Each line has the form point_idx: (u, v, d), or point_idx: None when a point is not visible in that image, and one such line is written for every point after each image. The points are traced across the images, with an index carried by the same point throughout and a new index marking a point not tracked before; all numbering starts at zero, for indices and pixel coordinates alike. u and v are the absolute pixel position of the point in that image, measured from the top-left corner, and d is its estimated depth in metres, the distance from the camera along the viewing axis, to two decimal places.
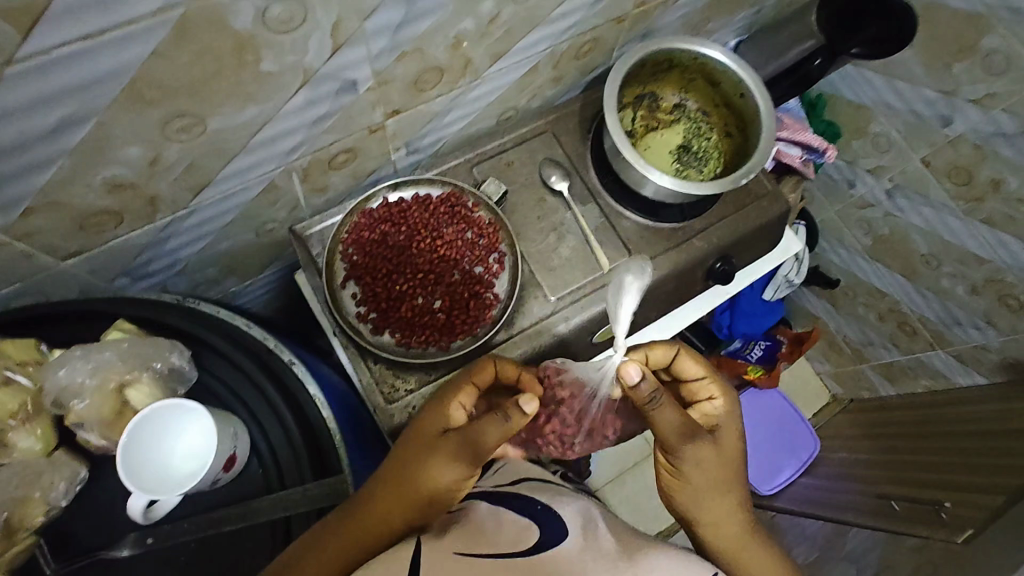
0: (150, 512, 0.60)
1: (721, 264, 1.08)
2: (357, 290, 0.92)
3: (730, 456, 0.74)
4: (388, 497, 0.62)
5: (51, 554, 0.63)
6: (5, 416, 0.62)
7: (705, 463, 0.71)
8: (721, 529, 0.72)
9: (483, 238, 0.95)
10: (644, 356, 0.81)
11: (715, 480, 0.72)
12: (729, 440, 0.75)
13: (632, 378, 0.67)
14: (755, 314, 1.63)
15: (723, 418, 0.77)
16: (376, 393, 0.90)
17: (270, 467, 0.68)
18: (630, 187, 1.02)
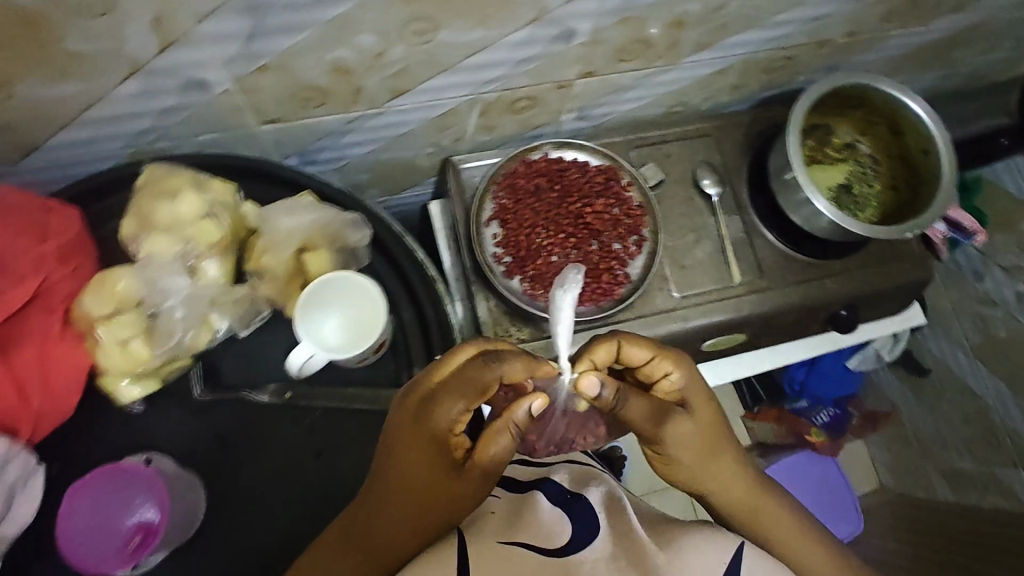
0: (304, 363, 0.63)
1: (846, 312, 1.05)
2: (499, 232, 0.94)
3: (708, 425, 0.66)
4: (390, 517, 0.59)
5: (202, 379, 0.69)
6: (205, 245, 0.64)
7: (691, 440, 0.65)
8: (724, 493, 0.68)
9: (629, 218, 0.96)
10: (590, 364, 0.66)
11: (710, 453, 0.66)
12: (701, 406, 0.67)
13: (591, 389, 0.63)
14: (833, 377, 1.56)
15: (688, 380, 0.67)
16: (492, 331, 0.92)
17: (404, 366, 0.71)
18: (782, 210, 1.01)
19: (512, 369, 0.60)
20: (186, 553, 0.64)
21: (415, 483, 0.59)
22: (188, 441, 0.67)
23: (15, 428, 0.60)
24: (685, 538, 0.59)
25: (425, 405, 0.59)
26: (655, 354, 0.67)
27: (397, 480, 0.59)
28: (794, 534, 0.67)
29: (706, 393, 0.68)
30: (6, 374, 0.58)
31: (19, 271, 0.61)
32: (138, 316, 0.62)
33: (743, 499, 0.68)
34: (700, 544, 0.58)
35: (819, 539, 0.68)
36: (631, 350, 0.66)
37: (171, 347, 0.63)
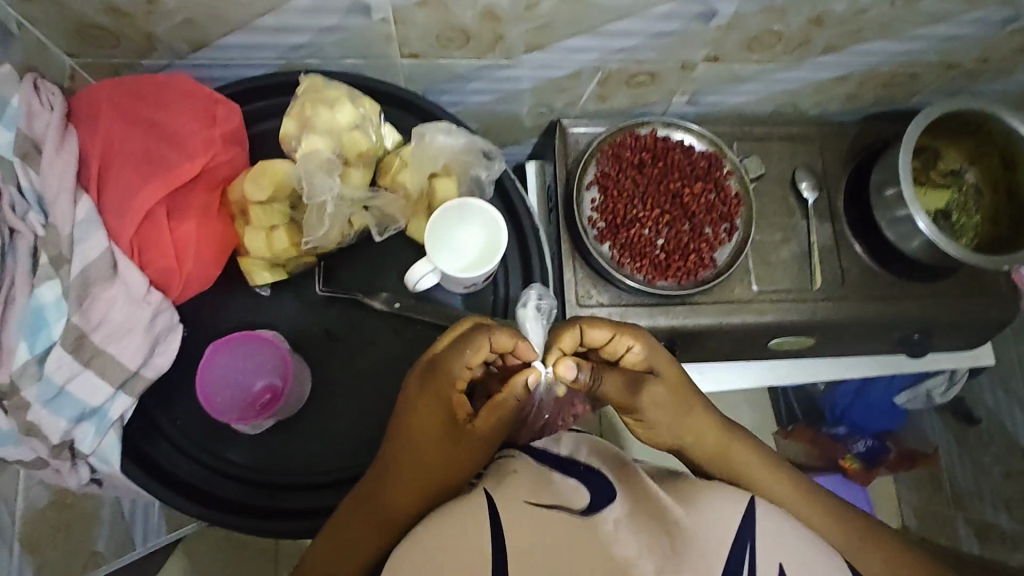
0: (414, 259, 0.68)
1: (919, 337, 1.06)
2: (597, 198, 0.97)
3: (677, 386, 0.65)
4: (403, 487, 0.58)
5: (322, 278, 0.74)
6: (352, 153, 0.70)
7: (661, 401, 0.64)
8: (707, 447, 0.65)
9: (725, 205, 0.97)
10: (559, 351, 0.64)
11: (682, 412, 0.65)
12: (665, 368, 0.66)
13: (569, 373, 0.62)
14: (875, 412, 1.40)
15: (651, 347, 0.66)
16: (574, 290, 0.97)
17: (502, 299, 0.76)
18: (874, 223, 1.01)
19: (500, 336, 0.62)
20: (289, 429, 0.71)
21: (423, 449, 0.59)
22: (303, 330, 0.73)
23: (168, 288, 0.67)
24: (699, 497, 0.51)
25: (428, 374, 0.62)
26: (617, 330, 0.65)
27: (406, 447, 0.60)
28: (772, 471, 0.64)
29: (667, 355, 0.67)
30: (170, 238, 0.66)
31: (189, 147, 0.68)
32: (285, 209, 0.69)
33: (725, 451, 0.65)
34: (715, 501, 0.50)
35: (792, 473, 0.65)
36: (598, 328, 0.64)
37: (319, 238, 0.68)
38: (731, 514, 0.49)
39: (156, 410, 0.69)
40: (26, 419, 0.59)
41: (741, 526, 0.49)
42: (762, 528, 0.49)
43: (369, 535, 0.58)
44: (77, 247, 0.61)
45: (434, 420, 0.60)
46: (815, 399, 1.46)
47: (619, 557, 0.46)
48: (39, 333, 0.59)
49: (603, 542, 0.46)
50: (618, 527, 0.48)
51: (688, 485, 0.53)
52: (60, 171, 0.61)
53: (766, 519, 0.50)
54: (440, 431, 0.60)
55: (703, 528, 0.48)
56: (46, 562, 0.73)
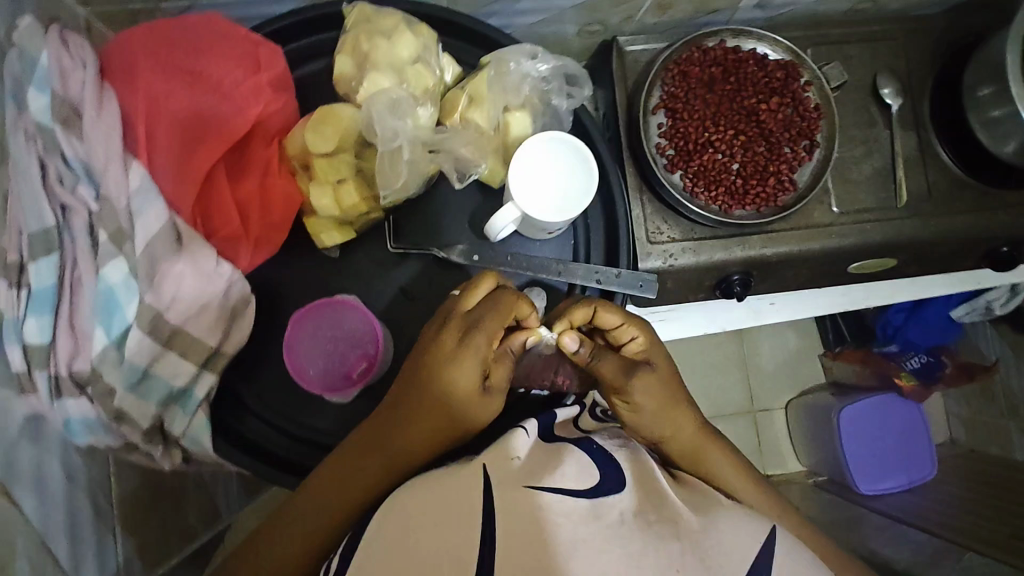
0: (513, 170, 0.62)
1: (1008, 249, 0.95)
2: (665, 123, 0.88)
3: (673, 381, 0.60)
4: (384, 451, 0.56)
5: (392, 231, 0.69)
6: (422, 91, 0.63)
7: (657, 393, 0.58)
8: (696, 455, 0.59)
9: (805, 119, 0.87)
10: (567, 322, 0.60)
11: (675, 409, 0.59)
12: (666, 360, 0.61)
13: (569, 348, 0.59)
14: (936, 330, 1.20)
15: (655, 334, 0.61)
16: (643, 227, 0.88)
17: (581, 240, 0.71)
18: (965, 128, 0.89)
19: (523, 304, 0.58)
20: (376, 392, 0.66)
21: (430, 413, 0.55)
22: (377, 292, 0.68)
23: (235, 258, 0.63)
24: (722, 515, 0.44)
25: (452, 335, 0.56)
26: (629, 318, 0.60)
27: (414, 408, 0.56)
28: (749, 487, 0.59)
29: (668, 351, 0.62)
30: (232, 202, 0.63)
31: (239, 101, 0.62)
32: (350, 160, 0.63)
33: (711, 462, 0.59)
34: (738, 524, 0.43)
35: (770, 495, 0.60)
36: (609, 312, 0.60)
37: (395, 188, 0.62)
38: (753, 541, 0.42)
39: (240, 384, 0.66)
40: (113, 406, 0.56)
41: (759, 559, 0.41)
42: (783, 565, 0.41)
43: (336, 505, 0.55)
44: (138, 221, 0.56)
45: (468, 383, 0.55)
46: (863, 319, 1.26)
47: (610, 562, 0.38)
48: (113, 316, 0.55)
49: (595, 541, 0.39)
50: (619, 529, 0.41)
51: (704, 498, 0.48)
52: (105, 136, 0.56)
53: (791, 559, 0.42)
54: (464, 394, 0.55)
55: (718, 541, 0.41)
56: (147, 542, 0.73)
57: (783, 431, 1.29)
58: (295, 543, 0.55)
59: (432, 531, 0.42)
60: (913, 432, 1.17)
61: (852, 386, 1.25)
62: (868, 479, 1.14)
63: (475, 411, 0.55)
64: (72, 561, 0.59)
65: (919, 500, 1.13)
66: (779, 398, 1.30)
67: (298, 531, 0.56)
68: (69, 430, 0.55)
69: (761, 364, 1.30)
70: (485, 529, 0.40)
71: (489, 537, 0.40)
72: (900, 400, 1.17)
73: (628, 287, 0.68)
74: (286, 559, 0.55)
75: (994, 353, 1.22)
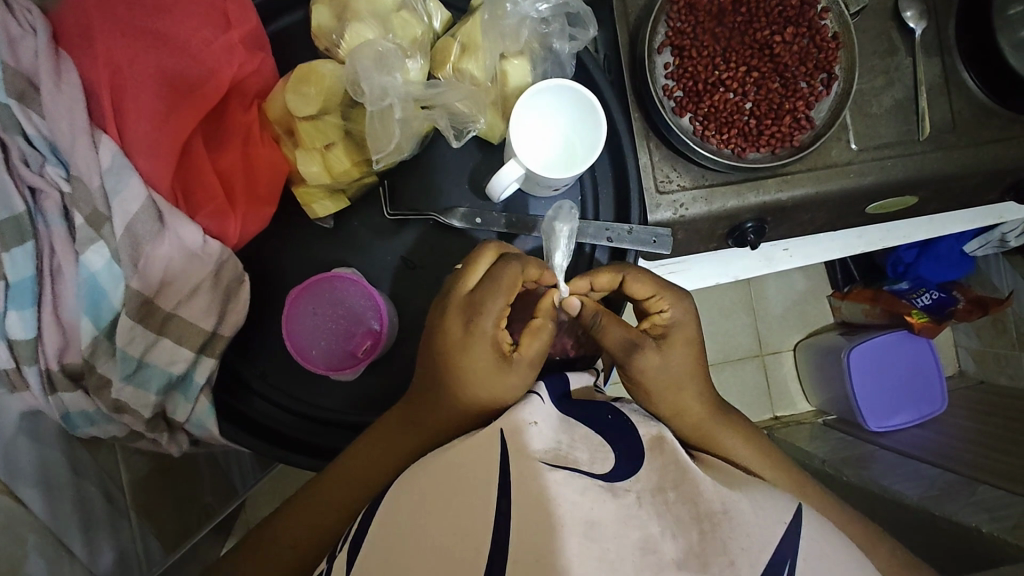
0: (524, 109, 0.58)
1: None
2: (672, 63, 0.80)
3: (689, 349, 0.56)
4: (412, 427, 0.54)
5: (388, 198, 0.65)
6: (408, 41, 0.58)
7: (666, 364, 0.55)
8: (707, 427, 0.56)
9: (823, 49, 0.79)
10: (587, 283, 0.57)
11: (686, 380, 0.56)
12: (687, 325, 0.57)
13: (573, 308, 0.57)
14: (946, 263, 1.14)
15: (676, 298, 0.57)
16: (651, 176, 0.80)
17: (589, 195, 0.67)
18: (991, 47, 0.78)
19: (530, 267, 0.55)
20: (382, 367, 0.64)
21: (450, 394, 0.52)
22: (377, 262, 0.64)
23: (224, 233, 0.58)
24: (747, 493, 0.43)
25: (457, 317, 0.52)
26: (654, 288, 0.57)
27: (434, 394, 0.53)
28: (757, 459, 0.57)
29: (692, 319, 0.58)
30: (215, 174, 0.58)
31: (211, 62, 0.57)
32: (337, 121, 0.58)
33: (721, 436, 0.56)
34: (763, 502, 0.42)
35: (782, 469, 0.58)
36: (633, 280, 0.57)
37: (387, 149, 0.57)
38: (778, 522, 0.40)
39: (242, 365, 0.63)
40: (111, 397, 0.55)
41: (782, 541, 0.39)
42: (809, 547, 0.39)
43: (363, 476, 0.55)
44: (113, 200, 0.52)
45: (481, 361, 0.50)
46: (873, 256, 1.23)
47: (627, 547, 0.37)
48: (98, 304, 0.52)
49: (611, 524, 0.38)
50: (638, 511, 0.40)
51: (733, 477, 0.46)
52: (68, 110, 0.51)
53: (816, 541, 0.40)
54: (478, 373, 0.50)
55: (739, 525, 0.39)
56: (164, 523, 0.73)
57: (790, 371, 1.28)
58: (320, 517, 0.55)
59: (444, 508, 0.40)
60: (922, 368, 1.15)
61: (860, 326, 1.22)
62: (876, 416, 1.12)
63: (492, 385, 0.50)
64: (87, 552, 0.59)
65: (927, 435, 1.12)
66: (787, 339, 1.28)
67: (325, 504, 0.55)
68: (71, 423, 0.55)
69: (769, 306, 1.27)
70: (499, 510, 0.39)
71: (504, 516, 0.39)
72: (912, 336, 1.14)
73: (641, 242, 0.64)
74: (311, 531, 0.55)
75: (1009, 285, 1.16)
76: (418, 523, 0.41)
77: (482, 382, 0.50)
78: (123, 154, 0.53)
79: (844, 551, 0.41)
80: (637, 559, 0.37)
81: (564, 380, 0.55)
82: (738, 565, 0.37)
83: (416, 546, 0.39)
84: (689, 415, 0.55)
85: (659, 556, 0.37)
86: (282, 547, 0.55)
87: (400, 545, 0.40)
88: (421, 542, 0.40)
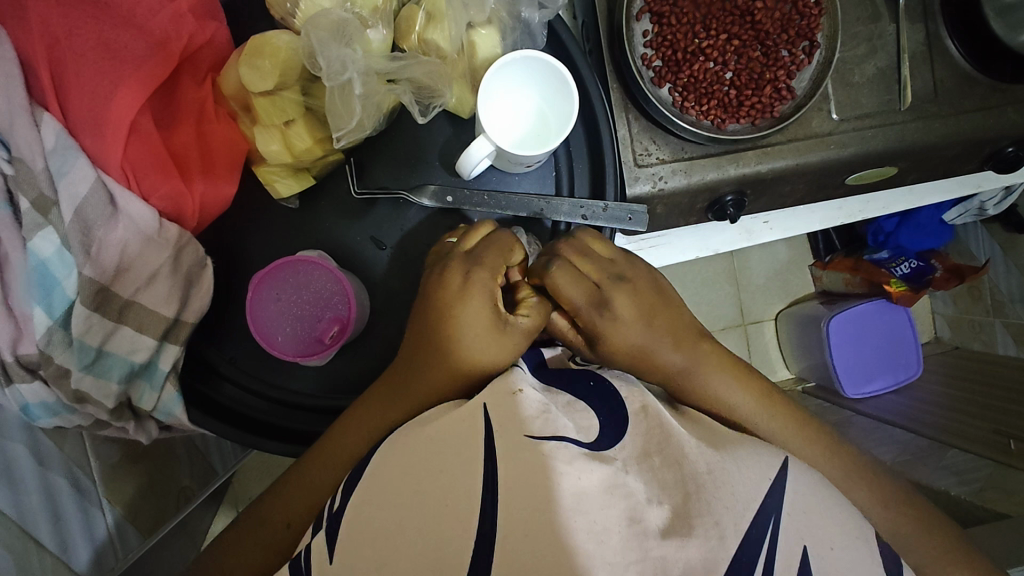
0: (492, 82, 0.56)
1: (1014, 150, 0.83)
2: (651, 31, 0.77)
3: (650, 302, 0.54)
4: (397, 396, 0.52)
5: (355, 175, 0.62)
6: (368, 10, 0.55)
7: (632, 326, 0.52)
8: (697, 381, 0.53)
9: (805, 16, 0.77)
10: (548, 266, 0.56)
11: (663, 336, 0.53)
12: (638, 279, 0.55)
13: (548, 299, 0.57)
14: (926, 232, 1.15)
15: (605, 267, 0.54)
16: (629, 150, 0.77)
17: (563, 171, 0.65)
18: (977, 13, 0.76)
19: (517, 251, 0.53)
20: (357, 349, 0.62)
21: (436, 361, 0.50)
22: (347, 242, 0.63)
23: (182, 216, 0.55)
24: (729, 452, 0.43)
25: (456, 271, 0.51)
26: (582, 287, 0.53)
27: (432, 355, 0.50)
28: (752, 398, 0.54)
29: (643, 275, 0.55)
30: (168, 152, 0.55)
31: (158, 33, 0.53)
32: (297, 97, 0.55)
33: (713, 385, 0.53)
34: (747, 459, 0.43)
35: (777, 399, 0.55)
36: (562, 280, 0.52)
37: (348, 126, 0.54)
38: (761, 480, 0.41)
39: (210, 350, 0.61)
40: (71, 388, 0.53)
41: (766, 497, 0.40)
42: (792, 501, 0.41)
43: (343, 449, 0.52)
44: (60, 183, 0.49)
45: (477, 317, 0.49)
46: (855, 226, 1.23)
47: (613, 519, 0.38)
48: (51, 294, 0.50)
49: (598, 496, 0.38)
50: (622, 477, 0.40)
51: (717, 435, 0.46)
52: (3, 87, 0.48)
53: (800, 494, 0.41)
54: (482, 329, 0.49)
55: (722, 485, 0.40)
56: (136, 508, 0.72)
57: (770, 340, 1.29)
58: (315, 491, 0.52)
59: (427, 486, 0.39)
60: (898, 336, 1.15)
61: (840, 295, 1.23)
62: (854, 382, 1.14)
63: (495, 346, 0.49)
64: (58, 542, 0.58)
65: (903, 401, 1.14)
66: (768, 309, 1.28)
67: (306, 482, 0.53)
68: (31, 415, 0.54)
69: (750, 277, 1.27)
70: (487, 481, 0.39)
71: (488, 489, 0.38)
72: (889, 305, 1.14)
73: (617, 218, 0.62)
74: (293, 509, 0.52)
75: (984, 254, 1.17)
76: (400, 504, 0.39)
77: (487, 341, 0.49)
78: (67, 133, 0.50)
79: (828, 503, 0.42)
80: (623, 530, 0.37)
81: (537, 351, 0.54)
82: (722, 525, 0.38)
83: (397, 528, 0.38)
84: (675, 372, 0.53)
85: (644, 525, 0.38)
86: (265, 542, 0.52)
87: (379, 526, 0.39)
88: (406, 518, 0.39)
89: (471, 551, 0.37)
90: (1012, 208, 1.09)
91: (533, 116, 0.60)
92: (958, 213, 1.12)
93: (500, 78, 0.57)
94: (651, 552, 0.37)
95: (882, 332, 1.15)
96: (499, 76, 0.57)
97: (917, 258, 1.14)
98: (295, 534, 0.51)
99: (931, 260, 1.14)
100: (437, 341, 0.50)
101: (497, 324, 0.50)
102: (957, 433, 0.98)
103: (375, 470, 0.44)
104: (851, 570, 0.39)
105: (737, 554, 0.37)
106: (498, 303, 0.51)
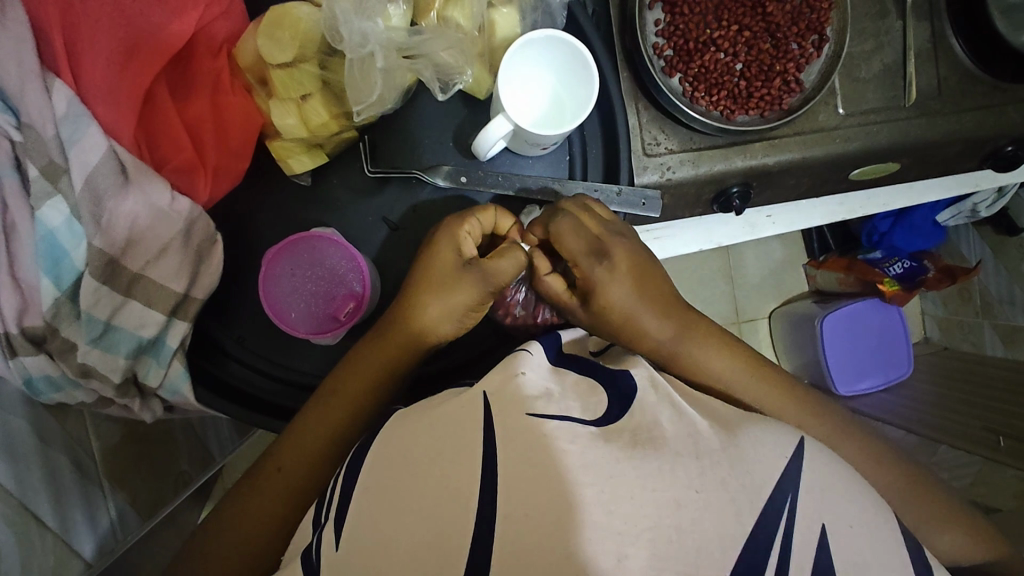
0: (520, 47, 0.56)
1: (1013, 148, 0.84)
2: (663, 20, 0.77)
3: (639, 267, 0.55)
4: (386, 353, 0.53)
5: (368, 154, 0.62)
6: None
7: (620, 283, 0.53)
8: (678, 346, 0.54)
9: (815, 9, 0.77)
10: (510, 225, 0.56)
11: (646, 299, 0.54)
12: (628, 245, 0.55)
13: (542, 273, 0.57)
14: (920, 233, 1.16)
15: (600, 221, 0.55)
16: (638, 139, 0.77)
17: (576, 156, 0.65)
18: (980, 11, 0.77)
19: (503, 216, 0.56)
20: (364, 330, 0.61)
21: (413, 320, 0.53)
22: (357, 221, 0.62)
23: (194, 190, 0.55)
24: (743, 433, 0.42)
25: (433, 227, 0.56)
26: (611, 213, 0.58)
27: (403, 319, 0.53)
28: (744, 371, 0.54)
29: (636, 235, 0.57)
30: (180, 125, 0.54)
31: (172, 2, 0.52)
32: (315, 70, 0.55)
33: (697, 357, 0.54)
34: (761, 437, 0.42)
35: (771, 375, 0.55)
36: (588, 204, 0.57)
37: (369, 100, 0.54)
38: (777, 453, 0.40)
39: (215, 328, 0.60)
40: (77, 361, 0.52)
41: (783, 473, 0.40)
42: (809, 479, 0.40)
43: (337, 413, 0.52)
44: (70, 151, 0.48)
45: (444, 261, 0.53)
46: (850, 225, 1.24)
47: (623, 494, 0.37)
48: (59, 263, 0.49)
49: (605, 469, 0.38)
50: (633, 454, 0.39)
51: (724, 419, 0.44)
52: (14, 50, 0.47)
53: (817, 472, 0.41)
54: (444, 273, 0.53)
55: (738, 461, 0.39)
56: (136, 492, 0.71)
57: (766, 338, 1.29)
58: (315, 441, 0.52)
59: (427, 470, 0.39)
60: (891, 336, 1.17)
61: (833, 295, 1.23)
62: (845, 379, 1.16)
63: (458, 291, 0.53)
64: (59, 522, 0.57)
65: (897, 399, 1.16)
66: (764, 307, 1.29)
67: (301, 445, 0.51)
68: (34, 389, 0.52)
69: (747, 274, 1.27)
70: (487, 455, 0.38)
71: (504, 467, 0.38)
72: (883, 305, 1.16)
73: (630, 202, 0.62)
74: (290, 455, 0.51)
75: (976, 255, 1.18)
76: (404, 488, 0.39)
77: (449, 283, 0.53)
78: (78, 100, 0.49)
79: (840, 471, 0.42)
80: (635, 504, 0.37)
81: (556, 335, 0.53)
82: (737, 501, 0.37)
83: (414, 506, 0.38)
84: (660, 339, 0.54)
85: (658, 498, 0.37)
86: (263, 511, 0.50)
87: (388, 511, 0.39)
88: (409, 500, 0.38)
89: (475, 530, 0.36)
90: (1004, 210, 1.11)
91: (544, 94, 0.60)
92: (951, 215, 1.13)
93: (526, 48, 0.56)
94: (664, 521, 0.36)
95: (875, 331, 1.16)
96: (528, 45, 0.56)
97: (910, 259, 1.14)
98: (288, 476, 0.51)
99: (923, 261, 1.14)
100: (410, 305, 0.53)
101: (458, 270, 0.53)
102: (942, 428, 0.98)
103: (380, 449, 0.44)
104: (870, 546, 0.38)
105: (753, 528, 0.37)
106: (465, 251, 0.54)
